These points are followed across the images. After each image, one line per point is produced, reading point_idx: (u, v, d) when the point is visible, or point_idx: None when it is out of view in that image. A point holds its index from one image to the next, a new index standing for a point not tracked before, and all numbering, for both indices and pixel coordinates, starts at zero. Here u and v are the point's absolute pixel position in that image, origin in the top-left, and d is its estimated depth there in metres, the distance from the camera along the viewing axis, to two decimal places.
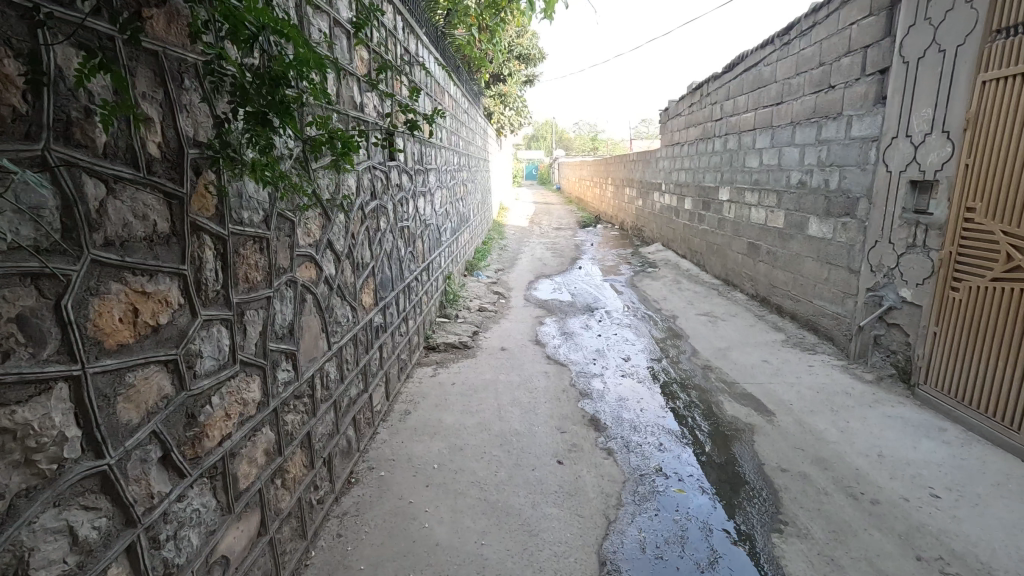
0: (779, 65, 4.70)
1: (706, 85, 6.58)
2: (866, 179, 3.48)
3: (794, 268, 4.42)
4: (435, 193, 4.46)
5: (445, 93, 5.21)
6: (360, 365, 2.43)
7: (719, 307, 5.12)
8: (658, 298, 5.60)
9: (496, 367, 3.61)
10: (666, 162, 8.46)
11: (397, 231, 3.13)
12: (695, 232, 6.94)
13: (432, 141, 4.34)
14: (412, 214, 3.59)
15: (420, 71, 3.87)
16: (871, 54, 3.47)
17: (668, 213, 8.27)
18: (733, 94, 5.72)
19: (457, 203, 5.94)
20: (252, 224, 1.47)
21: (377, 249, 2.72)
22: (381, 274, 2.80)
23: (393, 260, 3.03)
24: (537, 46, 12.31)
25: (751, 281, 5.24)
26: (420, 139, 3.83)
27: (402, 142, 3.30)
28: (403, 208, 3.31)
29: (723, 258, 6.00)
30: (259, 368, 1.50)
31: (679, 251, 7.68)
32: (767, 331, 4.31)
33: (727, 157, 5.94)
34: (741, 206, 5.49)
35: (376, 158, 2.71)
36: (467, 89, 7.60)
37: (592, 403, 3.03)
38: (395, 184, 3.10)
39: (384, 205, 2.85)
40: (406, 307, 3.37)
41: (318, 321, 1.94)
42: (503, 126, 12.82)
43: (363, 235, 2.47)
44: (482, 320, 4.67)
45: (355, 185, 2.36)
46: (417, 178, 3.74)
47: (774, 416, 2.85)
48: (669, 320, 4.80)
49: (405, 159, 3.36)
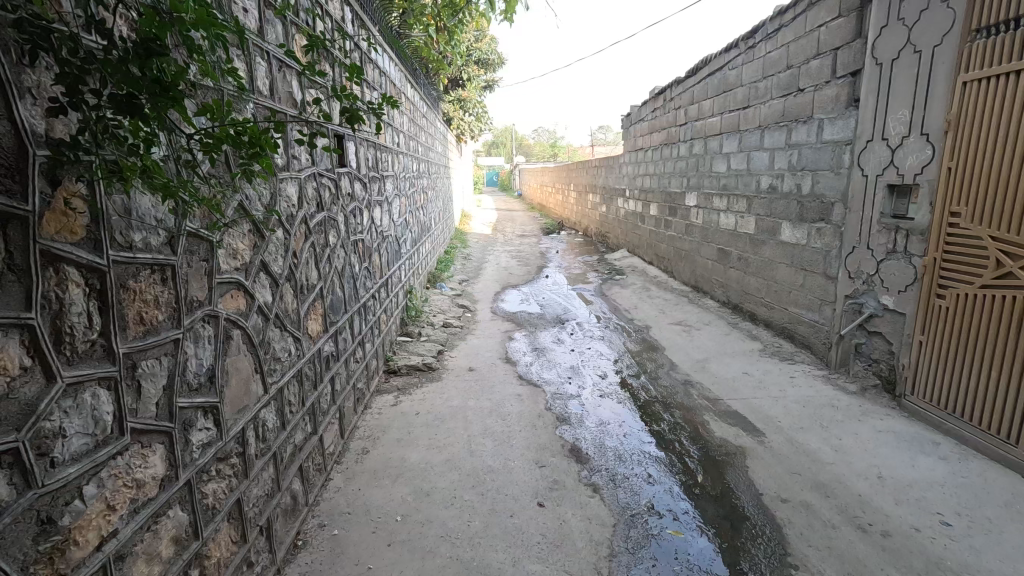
0: (744, 68, 4.64)
1: (670, 90, 6.53)
2: (841, 183, 3.40)
3: (767, 274, 4.33)
4: (392, 203, 4.13)
5: (402, 96, 4.89)
6: (308, 404, 2.09)
7: (692, 315, 4.99)
8: (629, 307, 5.43)
9: (464, 391, 3.31)
10: (629, 167, 8.39)
11: (349, 247, 2.79)
12: (662, 238, 6.85)
13: (387, 146, 4.00)
14: (367, 225, 3.25)
15: (372, 70, 3.54)
16: (841, 56, 3.40)
17: (633, 219, 8.19)
18: (697, 98, 5.66)
19: (418, 212, 5.60)
20: (149, 248, 1.13)
21: (326, 267, 2.38)
22: (331, 296, 2.46)
23: (345, 278, 2.69)
24: (496, 51, 12.11)
25: (722, 288, 5.15)
26: (374, 144, 3.50)
27: (354, 147, 2.97)
28: (357, 219, 2.98)
29: (692, 264, 5.91)
30: (164, 435, 1.16)
31: (646, 257, 7.59)
32: (743, 341, 4.18)
33: (693, 162, 5.87)
34: (709, 212, 5.41)
35: (323, 164, 2.38)
36: (425, 94, 7.29)
37: (571, 430, 2.77)
38: (346, 193, 2.77)
39: (334, 217, 2.52)
40: (362, 329, 3.03)
41: (250, 361, 1.60)
42: (463, 132, 12.52)
43: (307, 252, 2.14)
44: (447, 338, 4.36)
45: (296, 194, 2.03)
46: (372, 187, 3.41)
47: (764, 436, 2.67)
48: (643, 331, 4.62)
49: (357, 165, 3.03)
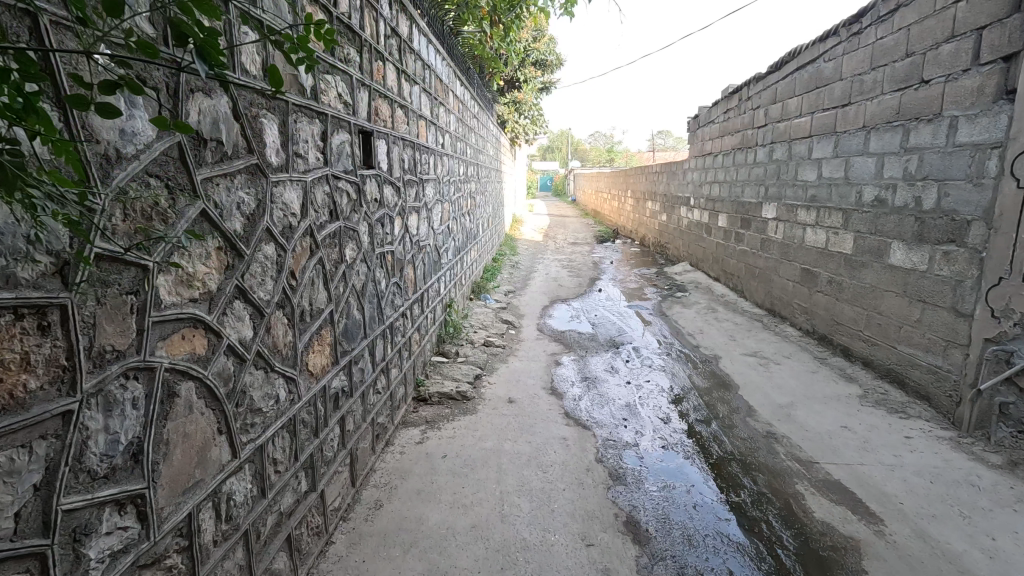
0: (845, 59, 3.96)
1: (746, 89, 5.87)
2: (984, 196, 2.70)
3: (868, 302, 3.62)
4: (433, 208, 3.76)
5: (452, 94, 4.54)
6: (303, 457, 1.71)
7: (768, 345, 4.32)
8: (694, 331, 4.81)
9: (502, 429, 2.87)
10: (695, 174, 7.71)
11: (374, 261, 2.42)
12: (732, 253, 6.15)
13: (430, 147, 3.65)
14: (400, 234, 2.88)
15: (415, 62, 3.19)
16: (988, 36, 2.71)
17: (698, 230, 7.50)
18: (781, 96, 4.99)
19: (463, 219, 5.25)
20: (20, 285, 0.76)
21: (340, 287, 2.02)
22: (346, 319, 2.09)
23: (366, 297, 2.32)
24: (555, 51, 11.66)
25: (806, 315, 4.45)
26: (412, 143, 3.14)
27: (386, 147, 2.62)
28: (385, 229, 2.61)
29: (768, 285, 5.21)
30: (31, 560, 0.79)
31: (712, 273, 6.89)
32: (836, 382, 3.50)
33: (772, 169, 5.18)
34: (792, 226, 4.71)
35: (341, 164, 2.01)
36: (478, 94, 6.94)
37: (627, 494, 2.27)
38: (373, 198, 2.41)
39: (353, 227, 2.14)
40: (387, 354, 2.65)
41: (211, 420, 1.22)
42: (518, 135, 12.17)
43: (311, 270, 1.76)
44: (487, 359, 3.94)
45: (297, 200, 1.66)
46: (408, 191, 3.04)
47: (883, 524, 2.06)
48: (710, 363, 4.01)
49: (390, 166, 2.67)
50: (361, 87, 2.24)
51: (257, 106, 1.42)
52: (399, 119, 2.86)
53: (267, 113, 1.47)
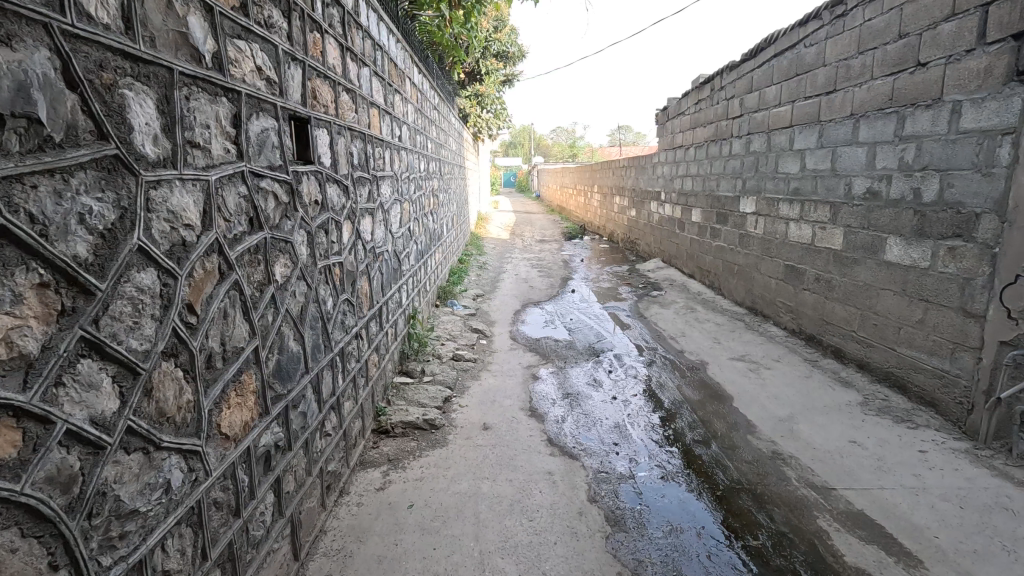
0: (829, 44, 3.74)
1: (718, 79, 5.64)
2: (994, 187, 2.49)
3: (862, 301, 3.41)
4: (391, 209, 3.32)
5: (409, 82, 4.09)
6: (218, 551, 1.27)
7: (755, 348, 4.09)
8: (676, 334, 4.55)
9: (477, 464, 2.48)
10: (665, 167, 7.49)
11: (315, 278, 1.98)
12: (708, 249, 5.94)
13: (384, 140, 3.20)
14: (350, 243, 2.44)
15: (363, 40, 2.74)
16: (995, 13, 2.50)
17: (670, 226, 7.29)
18: (757, 85, 4.77)
19: (425, 220, 4.80)
20: None
21: (268, 315, 1.58)
22: (278, 355, 1.64)
23: (306, 323, 1.88)
24: (516, 42, 11.26)
25: (792, 314, 4.24)
26: (363, 135, 2.70)
27: (328, 138, 2.17)
28: (330, 237, 2.17)
29: (748, 282, 5.00)
30: None
31: (686, 270, 6.68)
32: (833, 388, 3.28)
33: (749, 161, 4.97)
34: (773, 221, 4.50)
35: (264, 158, 1.57)
36: (438, 85, 6.48)
37: (629, 544, 1.93)
38: (312, 200, 1.96)
39: (285, 239, 1.70)
40: (338, 386, 2.22)
41: (34, 555, 0.78)
42: (480, 130, 11.72)
43: (222, 299, 1.32)
44: (457, 377, 3.54)
45: (195, 205, 1.21)
46: (358, 190, 2.60)
47: (923, 567, 1.79)
48: (698, 370, 3.73)
49: (334, 161, 2.23)
50: (292, 61, 1.80)
51: (117, 72, 0.98)
52: (346, 106, 2.42)
53: (138, 82, 1.03)
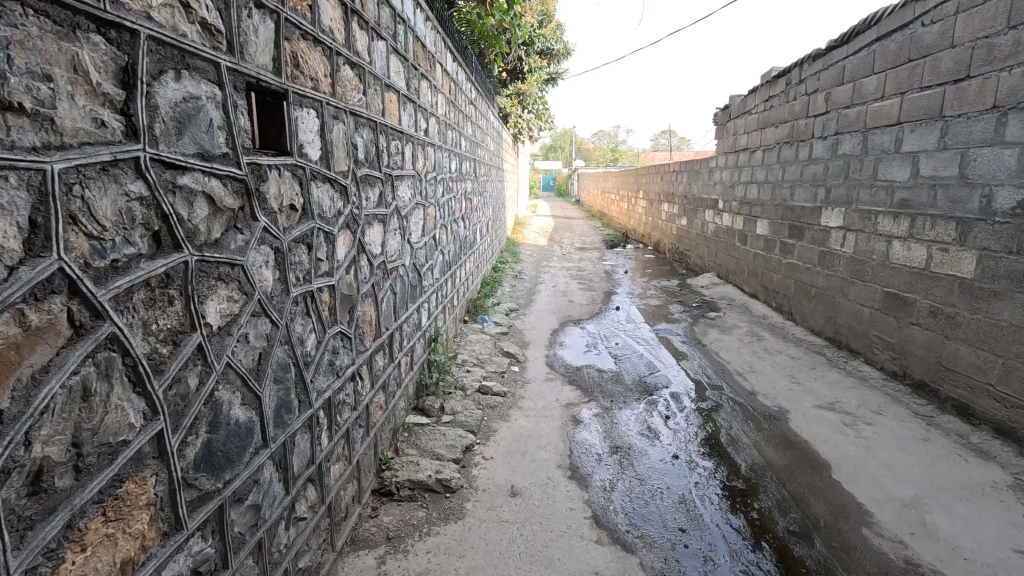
0: (961, 19, 2.99)
1: (797, 71, 4.90)
2: None
3: (1006, 346, 2.65)
4: (411, 215, 2.80)
5: (440, 69, 3.58)
6: None
7: (846, 394, 3.35)
8: (743, 369, 3.84)
9: (503, 551, 1.91)
10: (724, 173, 6.75)
11: (286, 313, 1.45)
12: (777, 266, 5.19)
13: (405, 133, 2.68)
14: (348, 260, 1.91)
15: (379, 7, 2.23)
16: None
17: (729, 237, 6.53)
18: (851, 75, 4.02)
19: (455, 226, 4.27)
20: None
21: (188, 380, 1.04)
22: (209, 435, 1.11)
23: (268, 376, 1.34)
24: (562, 39, 10.69)
25: (894, 353, 3.47)
26: (374, 123, 2.17)
27: (319, 122, 1.64)
28: (316, 254, 1.63)
29: (830, 309, 4.24)
30: None
31: (748, 289, 5.92)
32: (966, 458, 2.53)
33: (835, 166, 4.21)
34: (869, 238, 3.75)
35: (191, 140, 1.03)
36: (477, 78, 5.96)
37: None
38: (285, 205, 1.43)
39: (229, 261, 1.17)
40: (320, 450, 1.68)
41: None
42: (521, 131, 11.19)
43: (79, 369, 0.80)
44: (482, 416, 2.98)
45: (3, 215, 0.68)
46: (364, 193, 2.07)
47: None
48: (778, 421, 3.03)
49: (328, 154, 1.70)
50: (256, 8, 1.27)
51: None
52: (349, 84, 1.90)
53: None
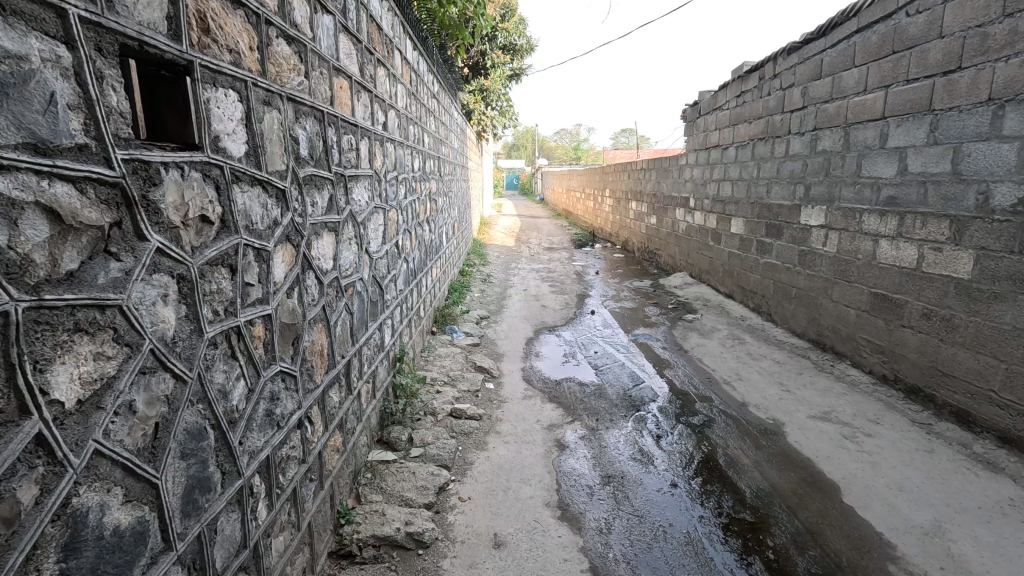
0: (949, 8, 2.86)
1: (770, 65, 4.77)
2: None
3: (1009, 351, 2.53)
4: (369, 222, 2.43)
5: (399, 56, 3.22)
6: None
7: (839, 402, 3.19)
8: (729, 378, 3.65)
9: None
10: (695, 170, 6.62)
11: (199, 362, 1.08)
12: (753, 266, 5.06)
13: (360, 126, 2.32)
14: (289, 281, 1.54)
15: None
16: None
17: (701, 236, 6.41)
18: (830, 68, 3.89)
19: (420, 230, 3.91)
20: None
21: (18, 494, 0.68)
22: (66, 564, 0.75)
23: (170, 454, 0.98)
24: (524, 34, 10.41)
25: (884, 356, 3.35)
26: (321, 113, 1.80)
27: (243, 108, 1.27)
28: (242, 277, 1.26)
29: (812, 310, 4.11)
30: None
31: (723, 289, 5.79)
32: (976, 472, 2.38)
33: (814, 163, 4.09)
34: (853, 237, 3.62)
35: (9, 122, 0.68)
36: (440, 71, 5.60)
37: None
38: (192, 217, 1.06)
39: (95, 302, 0.80)
40: (256, 528, 1.31)
41: None
42: (485, 129, 10.85)
43: None
44: (456, 446, 2.65)
45: None
46: (309, 197, 1.70)
47: None
48: (775, 436, 2.83)
49: (258, 149, 1.33)
50: None
51: None
52: (286, 63, 1.53)
53: None
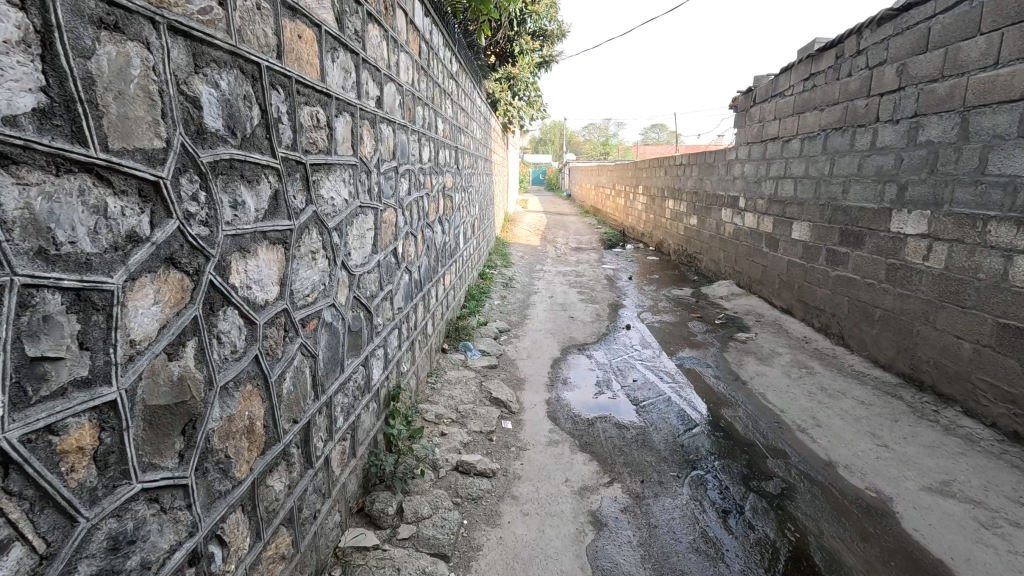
0: None
1: (852, 40, 3.98)
2: None
3: None
4: (348, 227, 1.82)
5: (403, 18, 2.59)
6: None
7: (959, 467, 2.46)
8: (805, 423, 2.93)
9: None
10: (747, 166, 5.85)
11: None
12: (821, 279, 4.30)
13: (336, 98, 1.71)
14: (170, 332, 0.93)
15: None
16: None
17: (752, 241, 5.64)
18: (941, 39, 3.12)
19: (428, 232, 3.30)
20: None
21: None
22: None
23: None
24: (556, 19, 9.68)
25: (1016, 407, 2.61)
26: (255, 66, 1.19)
27: (33, 22, 0.67)
28: (20, 350, 0.66)
29: (903, 338, 3.36)
30: None
31: (778, 303, 5.03)
32: None
33: (913, 157, 3.31)
34: (973, 251, 2.86)
35: None
36: (461, 51, 4.96)
37: None
38: None
39: None
40: None
41: None
42: (510, 120, 10.16)
43: None
44: (460, 519, 2.04)
45: None
46: (225, 195, 1.09)
47: None
48: (883, 518, 2.12)
49: (76, 107, 0.72)
50: None
51: None
52: None
53: None
